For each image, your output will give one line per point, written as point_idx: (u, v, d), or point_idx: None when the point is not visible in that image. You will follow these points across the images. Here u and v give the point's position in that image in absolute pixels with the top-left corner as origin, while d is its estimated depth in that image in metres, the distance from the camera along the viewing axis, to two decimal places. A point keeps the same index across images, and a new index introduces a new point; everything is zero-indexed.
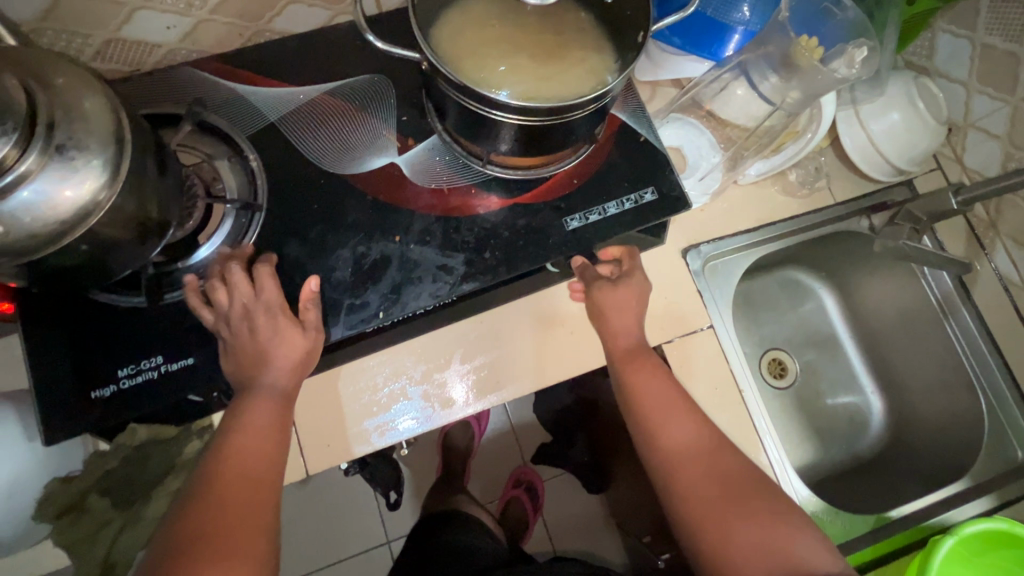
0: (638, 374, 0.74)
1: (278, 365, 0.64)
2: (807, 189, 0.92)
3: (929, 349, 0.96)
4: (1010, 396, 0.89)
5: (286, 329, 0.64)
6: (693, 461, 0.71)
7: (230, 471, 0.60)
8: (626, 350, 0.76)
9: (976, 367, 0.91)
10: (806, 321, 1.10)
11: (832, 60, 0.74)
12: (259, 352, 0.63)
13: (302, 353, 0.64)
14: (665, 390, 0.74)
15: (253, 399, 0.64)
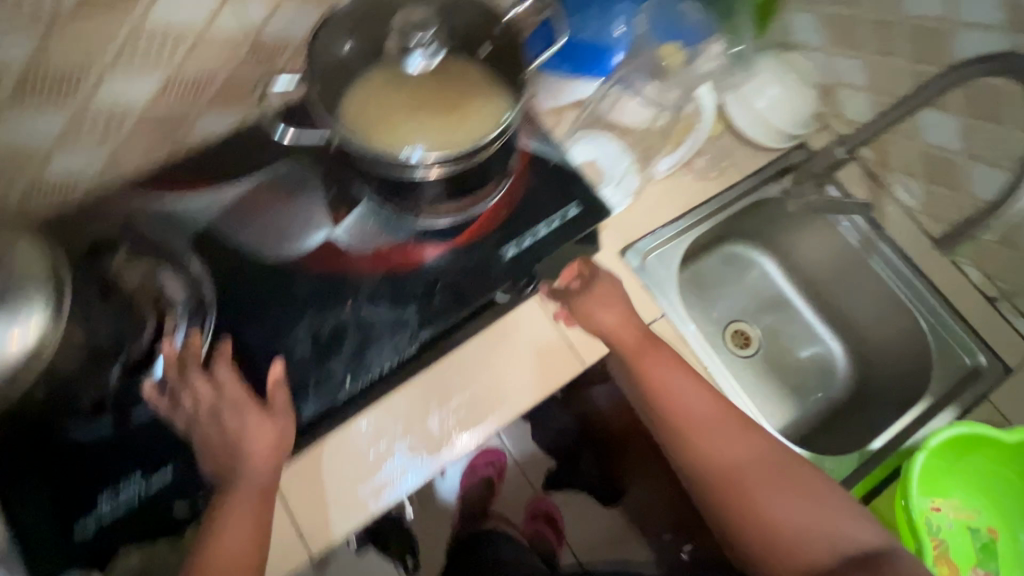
0: (663, 383, 0.78)
1: (248, 460, 0.64)
2: (717, 170, 0.99)
3: (867, 287, 1.02)
4: (946, 313, 0.95)
5: (252, 421, 0.65)
6: (723, 445, 0.76)
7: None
8: (641, 352, 0.80)
9: (912, 295, 0.97)
10: (755, 289, 1.16)
11: (694, 61, 0.94)
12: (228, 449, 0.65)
13: (270, 444, 0.65)
14: (688, 395, 0.77)
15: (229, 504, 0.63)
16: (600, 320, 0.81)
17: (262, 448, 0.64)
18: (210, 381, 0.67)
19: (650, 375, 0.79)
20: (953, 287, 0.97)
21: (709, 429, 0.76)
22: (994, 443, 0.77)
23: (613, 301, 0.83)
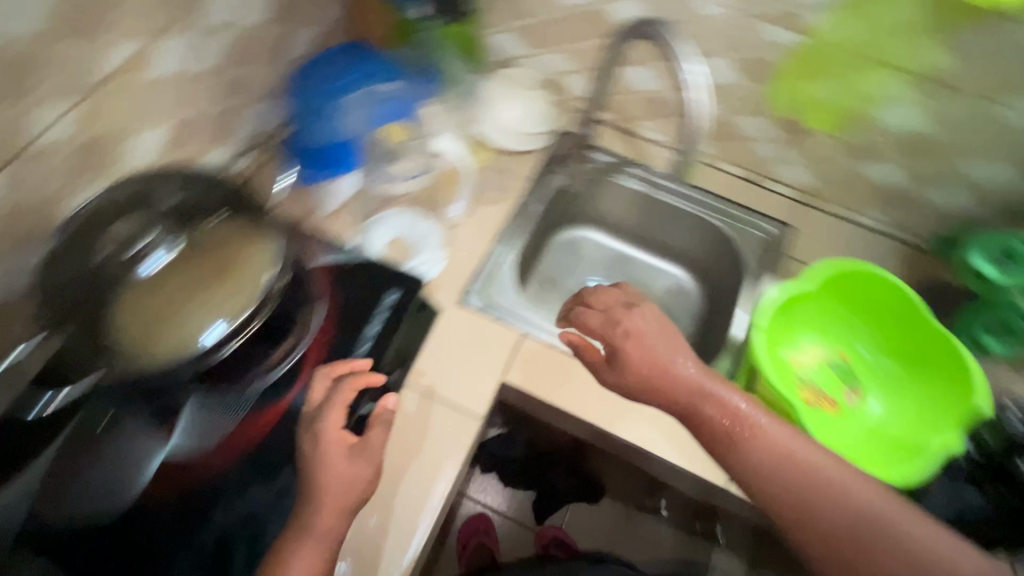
0: (744, 437, 0.69)
1: (330, 495, 0.67)
2: (502, 188, 1.08)
3: (668, 215, 1.17)
4: (727, 208, 1.10)
5: (339, 461, 0.69)
6: (821, 501, 0.66)
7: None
8: (720, 406, 0.71)
9: (698, 206, 1.12)
10: (594, 259, 1.28)
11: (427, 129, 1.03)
12: (316, 483, 0.67)
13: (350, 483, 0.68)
14: (773, 444, 0.68)
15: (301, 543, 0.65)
16: (639, 352, 0.75)
17: (339, 490, 0.67)
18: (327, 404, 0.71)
19: (710, 407, 0.71)
20: (724, 184, 1.13)
21: (804, 479, 0.66)
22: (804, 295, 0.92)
23: (648, 337, 0.77)
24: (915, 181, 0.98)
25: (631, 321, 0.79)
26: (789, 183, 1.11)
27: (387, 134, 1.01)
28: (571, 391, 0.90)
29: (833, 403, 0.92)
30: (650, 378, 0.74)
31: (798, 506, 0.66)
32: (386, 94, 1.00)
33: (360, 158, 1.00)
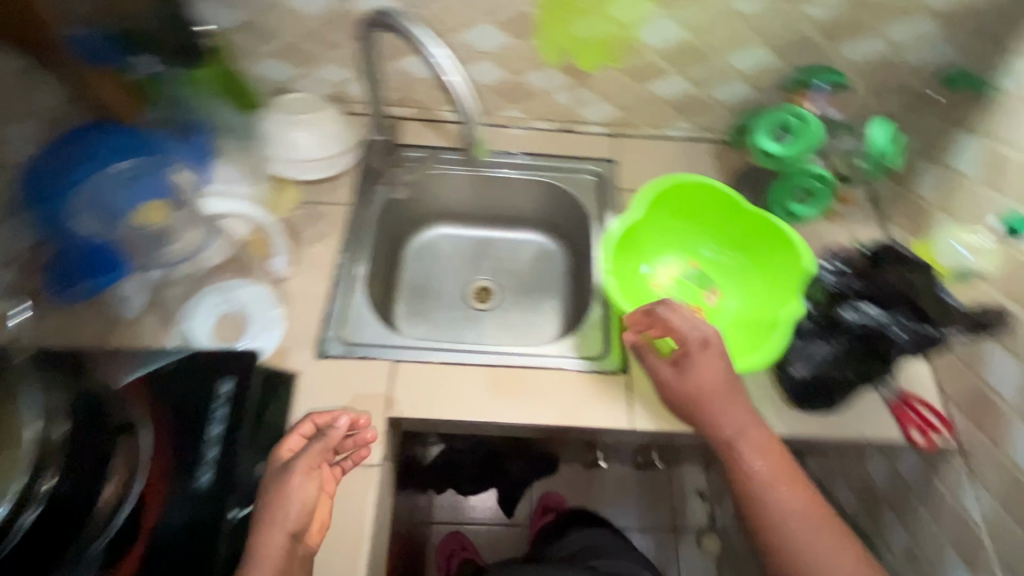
0: (778, 495, 0.72)
1: (284, 514, 0.65)
2: (325, 222, 1.01)
3: (503, 187, 1.17)
4: (551, 162, 1.13)
5: (295, 485, 0.67)
6: (800, 520, 0.71)
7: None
8: (734, 437, 0.75)
9: (526, 170, 1.13)
10: (454, 253, 1.27)
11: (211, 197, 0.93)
12: (275, 500, 0.66)
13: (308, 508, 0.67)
14: (810, 514, 0.72)
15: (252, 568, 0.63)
16: (697, 375, 0.77)
17: (294, 513, 0.65)
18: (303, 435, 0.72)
19: (750, 447, 0.75)
20: (541, 142, 1.14)
21: (797, 514, 0.72)
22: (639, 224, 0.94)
23: (724, 380, 0.77)
24: (698, 87, 1.03)
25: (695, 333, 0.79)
26: (598, 123, 1.13)
27: (155, 216, 0.88)
28: (462, 398, 0.88)
29: (699, 309, 0.97)
30: (710, 398, 0.77)
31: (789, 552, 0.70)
32: (142, 174, 0.89)
33: (129, 254, 0.85)
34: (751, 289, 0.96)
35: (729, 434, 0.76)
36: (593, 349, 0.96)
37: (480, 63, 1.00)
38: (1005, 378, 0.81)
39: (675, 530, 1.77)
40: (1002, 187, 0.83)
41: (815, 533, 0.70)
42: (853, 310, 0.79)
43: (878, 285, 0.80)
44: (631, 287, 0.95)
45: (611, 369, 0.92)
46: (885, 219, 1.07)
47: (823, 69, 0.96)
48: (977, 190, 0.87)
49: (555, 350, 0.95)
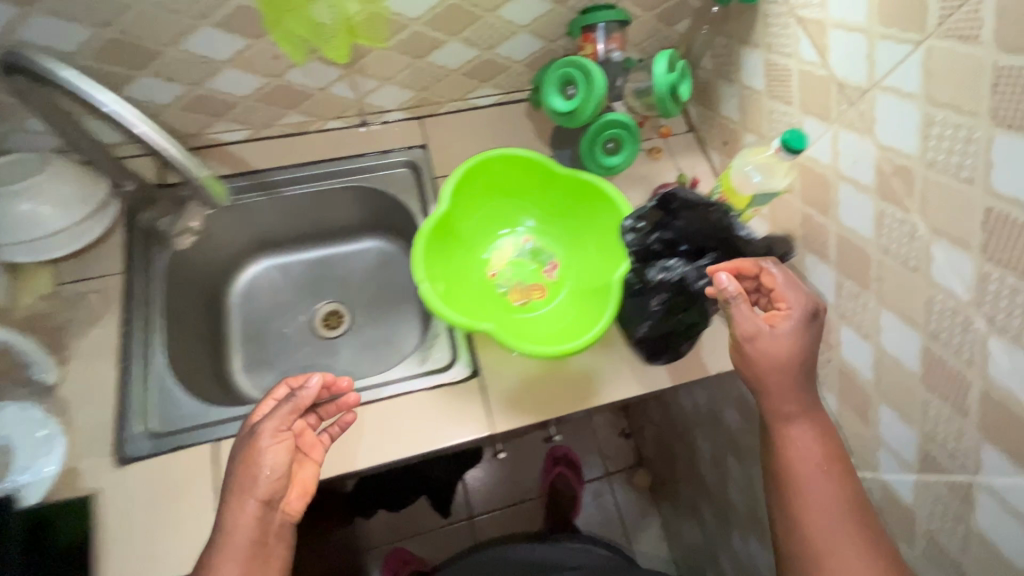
0: (812, 462, 0.72)
1: (252, 483, 0.65)
2: (99, 303, 0.87)
3: (314, 203, 1.06)
4: (355, 164, 1.02)
5: (268, 448, 0.67)
6: (824, 494, 0.70)
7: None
8: (795, 411, 0.73)
9: (331, 180, 1.03)
10: (288, 282, 1.17)
11: None
12: (243, 467, 0.66)
13: (281, 473, 0.67)
14: (835, 484, 0.71)
15: (227, 540, 0.63)
16: (784, 344, 0.70)
17: (267, 475, 0.66)
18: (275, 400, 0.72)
19: (799, 436, 0.73)
20: (338, 144, 1.02)
21: (821, 481, 0.71)
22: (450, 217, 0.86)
23: (806, 366, 0.71)
24: (484, 49, 0.93)
25: (800, 300, 0.72)
26: (396, 109, 1.02)
27: None
28: None
29: (542, 288, 0.92)
30: (785, 372, 0.71)
31: (811, 541, 0.69)
32: None
33: None
34: (588, 255, 0.91)
35: (787, 413, 0.73)
36: (441, 360, 0.90)
37: (225, 74, 0.85)
38: (823, 286, 0.83)
39: (608, 473, 1.83)
40: (789, 99, 0.81)
41: (840, 525, 0.69)
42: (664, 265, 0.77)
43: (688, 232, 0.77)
44: (463, 285, 0.88)
45: (460, 378, 0.87)
46: (706, 145, 1.06)
47: (602, 5, 0.87)
48: (770, 105, 0.86)
49: (401, 373, 0.88)
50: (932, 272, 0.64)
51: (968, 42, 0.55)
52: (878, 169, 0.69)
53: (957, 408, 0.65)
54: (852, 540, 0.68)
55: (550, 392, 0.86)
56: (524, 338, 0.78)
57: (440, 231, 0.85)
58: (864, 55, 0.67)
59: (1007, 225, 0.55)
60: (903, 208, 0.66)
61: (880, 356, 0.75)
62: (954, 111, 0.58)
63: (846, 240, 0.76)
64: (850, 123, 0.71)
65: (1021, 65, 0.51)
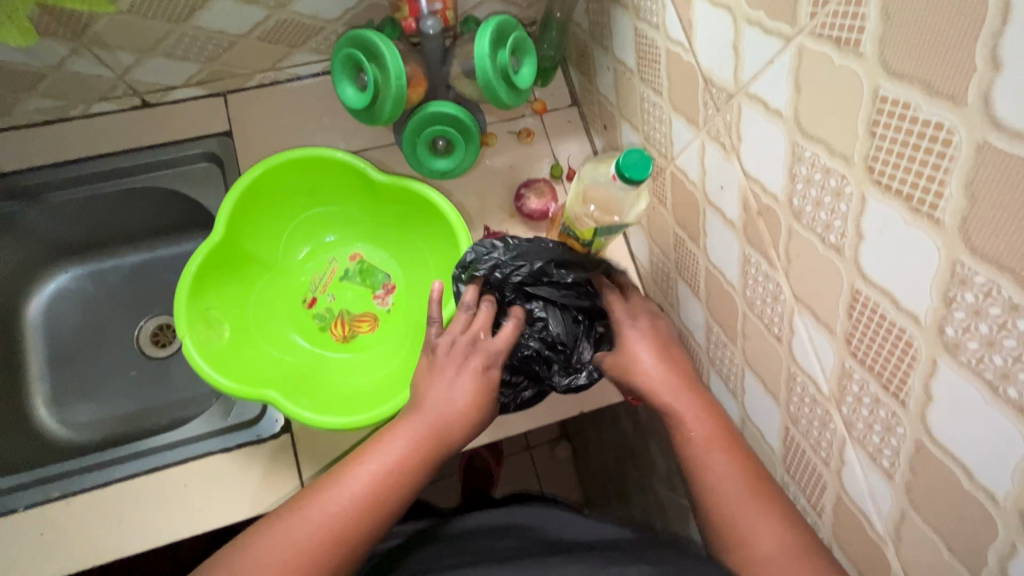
0: (696, 424, 0.59)
1: (473, 423, 0.58)
2: None
3: (101, 210, 0.85)
4: (135, 160, 0.81)
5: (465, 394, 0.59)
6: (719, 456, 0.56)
7: (306, 530, 0.50)
8: (669, 384, 0.62)
9: (107, 182, 0.81)
10: (105, 293, 0.99)
11: None
12: (452, 386, 0.59)
13: (461, 425, 0.58)
14: (730, 449, 0.57)
15: (371, 456, 0.54)
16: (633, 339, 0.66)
17: (487, 418, 0.61)
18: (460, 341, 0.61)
19: (684, 401, 0.60)
20: (116, 135, 0.80)
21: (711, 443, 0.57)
22: (227, 247, 0.68)
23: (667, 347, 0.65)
24: (272, 7, 0.70)
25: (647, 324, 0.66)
26: (184, 85, 0.80)
27: None
28: (67, 547, 0.69)
29: (371, 318, 0.76)
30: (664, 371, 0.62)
31: (720, 513, 0.54)
32: None
33: None
34: (425, 281, 0.75)
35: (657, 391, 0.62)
36: (250, 410, 0.77)
37: None
38: (694, 324, 0.68)
39: (529, 447, 1.49)
40: (658, 86, 0.62)
41: (741, 486, 0.54)
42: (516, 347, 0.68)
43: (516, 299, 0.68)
44: (261, 326, 0.73)
45: (267, 435, 0.74)
46: (589, 125, 0.86)
47: None
48: (641, 89, 0.66)
49: (198, 427, 0.76)
50: (794, 347, 0.50)
51: (844, 51, 0.36)
52: (743, 203, 0.52)
53: (813, 503, 0.54)
54: (750, 500, 0.53)
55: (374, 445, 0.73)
56: (308, 407, 0.63)
57: (217, 266, 0.68)
58: (729, 42, 0.47)
59: (873, 320, 0.40)
60: (768, 261, 0.50)
61: (746, 419, 0.62)
62: (823, 149, 0.40)
63: (714, 279, 0.61)
64: (716, 134, 0.53)
65: (906, 101, 0.33)
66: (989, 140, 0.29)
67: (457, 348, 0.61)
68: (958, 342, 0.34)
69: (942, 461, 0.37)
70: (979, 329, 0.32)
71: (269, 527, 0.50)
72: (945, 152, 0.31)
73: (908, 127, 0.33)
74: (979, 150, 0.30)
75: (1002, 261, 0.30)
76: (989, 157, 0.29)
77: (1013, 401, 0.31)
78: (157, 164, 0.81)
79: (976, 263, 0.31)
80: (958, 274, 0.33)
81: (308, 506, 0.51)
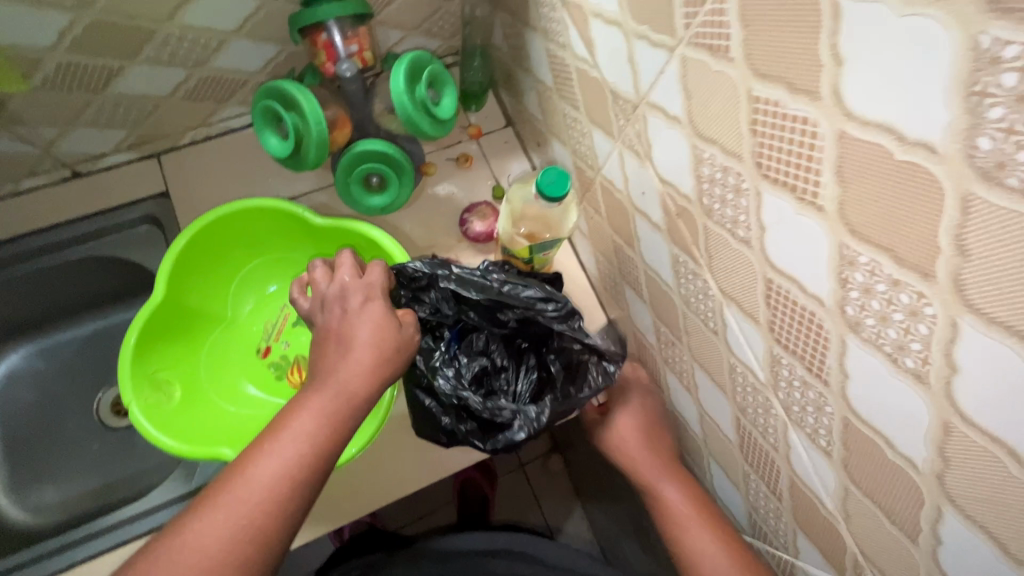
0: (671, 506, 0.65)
1: (380, 370, 0.53)
2: None
3: (42, 287, 0.84)
4: (71, 232, 0.80)
5: (364, 326, 0.54)
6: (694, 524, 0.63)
7: (204, 542, 0.45)
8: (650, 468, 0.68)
9: (43, 257, 0.80)
10: (58, 369, 0.96)
11: None
12: (347, 350, 0.53)
13: (364, 374, 0.52)
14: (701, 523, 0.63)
15: (279, 446, 0.49)
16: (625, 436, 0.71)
17: (396, 340, 0.55)
18: (334, 302, 0.57)
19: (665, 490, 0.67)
20: (48, 210, 0.79)
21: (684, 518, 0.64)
22: (167, 309, 0.67)
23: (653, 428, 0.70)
24: (191, 66, 0.71)
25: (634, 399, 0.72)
26: (114, 151, 0.79)
27: None
28: None
29: None
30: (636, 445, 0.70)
31: None
32: None
33: None
34: None
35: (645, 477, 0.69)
36: (213, 469, 0.76)
37: None
38: (646, 325, 0.69)
39: (522, 465, 1.46)
40: (575, 101, 0.63)
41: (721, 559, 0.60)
42: (432, 386, 0.64)
43: (444, 337, 0.66)
44: (214, 380, 0.72)
45: None
46: (525, 142, 0.87)
47: None
48: (562, 106, 0.68)
49: (161, 493, 0.74)
50: (730, 339, 0.51)
51: (718, 57, 0.38)
52: (663, 206, 0.53)
53: (772, 489, 0.54)
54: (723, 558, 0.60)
55: (363, 480, 0.71)
56: None
57: (162, 329, 0.67)
58: (625, 57, 0.49)
59: (788, 306, 0.41)
60: (694, 259, 0.51)
61: (704, 415, 0.63)
62: (718, 149, 0.42)
63: (653, 280, 0.62)
64: (630, 143, 0.54)
65: (776, 99, 0.35)
66: (846, 129, 0.31)
67: (330, 302, 0.58)
68: (858, 320, 0.35)
69: (867, 435, 0.39)
70: (872, 306, 0.34)
71: (180, 535, 0.46)
72: (815, 144, 0.33)
73: (782, 122, 0.35)
74: (841, 140, 0.31)
75: (878, 241, 0.31)
76: (850, 145, 0.31)
77: (911, 369, 0.33)
78: (96, 234, 0.81)
79: (858, 244, 0.33)
80: (845, 256, 0.34)
81: (217, 514, 0.46)
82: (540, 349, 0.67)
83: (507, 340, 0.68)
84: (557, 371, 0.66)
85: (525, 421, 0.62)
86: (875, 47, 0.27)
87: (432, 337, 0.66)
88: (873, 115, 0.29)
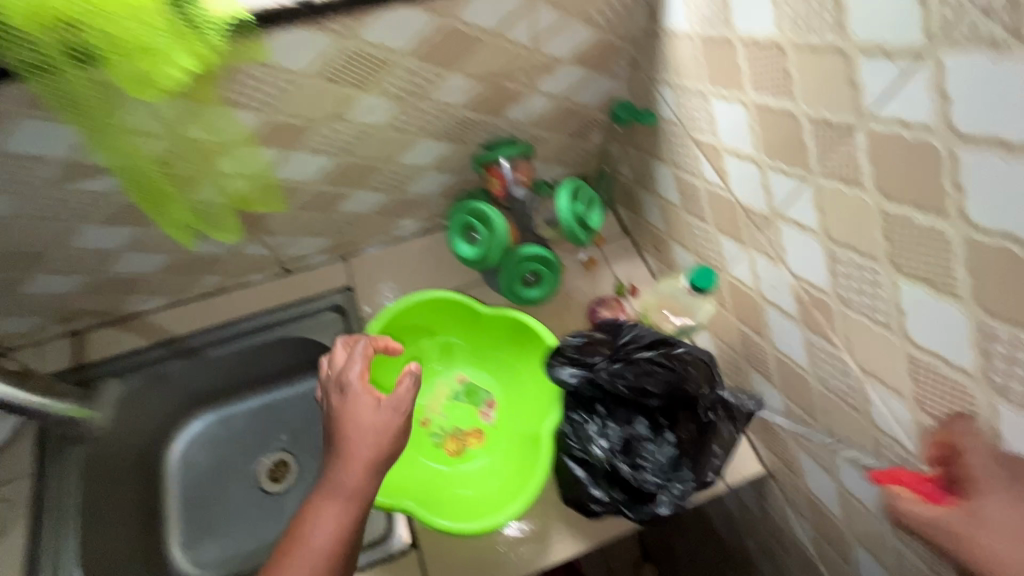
0: None
1: (372, 461, 0.62)
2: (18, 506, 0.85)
3: (244, 361, 1.03)
4: (277, 316, 0.99)
5: (348, 423, 0.63)
6: None
7: None
8: None
9: (253, 335, 0.99)
10: (232, 434, 1.11)
11: None
12: (345, 461, 0.61)
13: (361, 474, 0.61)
14: None
15: (297, 559, 0.57)
16: None
17: (377, 425, 0.63)
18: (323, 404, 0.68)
19: None
20: (264, 299, 1.01)
21: None
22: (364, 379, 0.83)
23: None
24: (392, 192, 0.93)
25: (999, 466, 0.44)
26: (317, 254, 1.01)
27: None
28: None
29: (479, 433, 0.89)
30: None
31: None
32: None
33: None
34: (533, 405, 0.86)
35: None
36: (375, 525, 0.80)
37: (125, 258, 0.84)
38: (774, 409, 0.76)
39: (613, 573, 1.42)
40: (703, 216, 0.78)
41: None
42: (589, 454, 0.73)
43: (596, 411, 0.76)
44: None
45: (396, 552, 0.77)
46: (641, 249, 1.02)
47: (504, 143, 0.86)
48: (688, 219, 0.82)
49: None
50: (873, 414, 0.58)
51: (851, 186, 0.51)
52: (797, 299, 0.64)
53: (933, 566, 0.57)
54: None
55: (510, 546, 0.77)
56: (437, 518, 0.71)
57: None
58: (759, 184, 0.64)
59: (934, 379, 0.49)
60: (830, 342, 0.60)
61: (845, 494, 0.68)
62: (853, 252, 0.53)
63: (784, 364, 0.70)
64: (762, 248, 0.67)
65: (907, 215, 0.46)
66: (973, 237, 0.41)
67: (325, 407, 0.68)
68: (1006, 385, 0.43)
69: None
70: (1018, 372, 0.41)
71: None
72: (947, 247, 0.44)
73: (914, 231, 0.46)
74: (970, 244, 0.42)
75: (1016, 319, 0.40)
76: (978, 248, 0.41)
77: None
78: (295, 318, 1.00)
79: (996, 322, 0.42)
80: (985, 333, 0.43)
81: None
82: (678, 424, 0.76)
83: (648, 415, 0.77)
84: (694, 442, 0.74)
85: (682, 492, 0.70)
86: (992, 180, 0.39)
87: (586, 411, 0.77)
88: (997, 225, 0.40)
